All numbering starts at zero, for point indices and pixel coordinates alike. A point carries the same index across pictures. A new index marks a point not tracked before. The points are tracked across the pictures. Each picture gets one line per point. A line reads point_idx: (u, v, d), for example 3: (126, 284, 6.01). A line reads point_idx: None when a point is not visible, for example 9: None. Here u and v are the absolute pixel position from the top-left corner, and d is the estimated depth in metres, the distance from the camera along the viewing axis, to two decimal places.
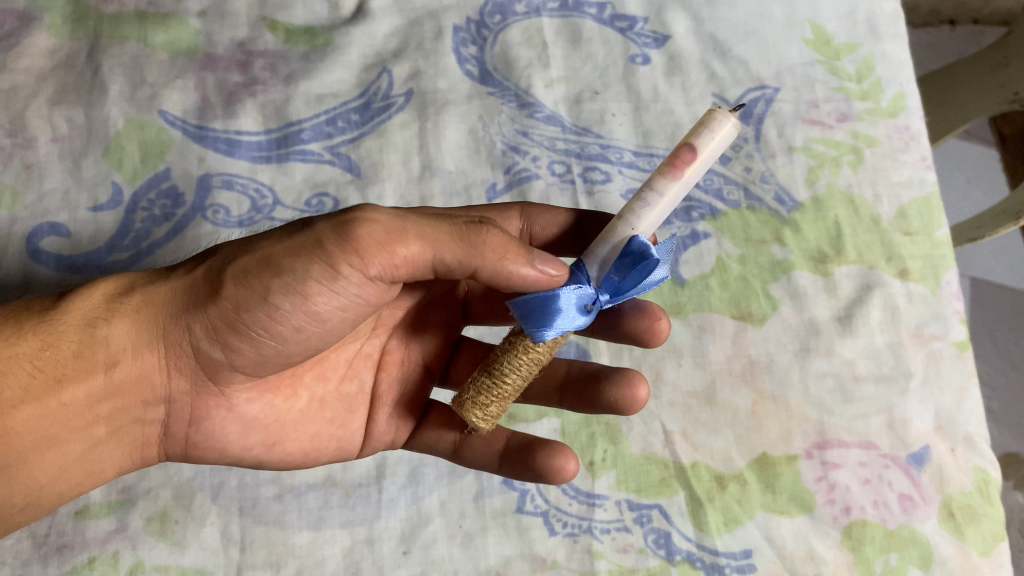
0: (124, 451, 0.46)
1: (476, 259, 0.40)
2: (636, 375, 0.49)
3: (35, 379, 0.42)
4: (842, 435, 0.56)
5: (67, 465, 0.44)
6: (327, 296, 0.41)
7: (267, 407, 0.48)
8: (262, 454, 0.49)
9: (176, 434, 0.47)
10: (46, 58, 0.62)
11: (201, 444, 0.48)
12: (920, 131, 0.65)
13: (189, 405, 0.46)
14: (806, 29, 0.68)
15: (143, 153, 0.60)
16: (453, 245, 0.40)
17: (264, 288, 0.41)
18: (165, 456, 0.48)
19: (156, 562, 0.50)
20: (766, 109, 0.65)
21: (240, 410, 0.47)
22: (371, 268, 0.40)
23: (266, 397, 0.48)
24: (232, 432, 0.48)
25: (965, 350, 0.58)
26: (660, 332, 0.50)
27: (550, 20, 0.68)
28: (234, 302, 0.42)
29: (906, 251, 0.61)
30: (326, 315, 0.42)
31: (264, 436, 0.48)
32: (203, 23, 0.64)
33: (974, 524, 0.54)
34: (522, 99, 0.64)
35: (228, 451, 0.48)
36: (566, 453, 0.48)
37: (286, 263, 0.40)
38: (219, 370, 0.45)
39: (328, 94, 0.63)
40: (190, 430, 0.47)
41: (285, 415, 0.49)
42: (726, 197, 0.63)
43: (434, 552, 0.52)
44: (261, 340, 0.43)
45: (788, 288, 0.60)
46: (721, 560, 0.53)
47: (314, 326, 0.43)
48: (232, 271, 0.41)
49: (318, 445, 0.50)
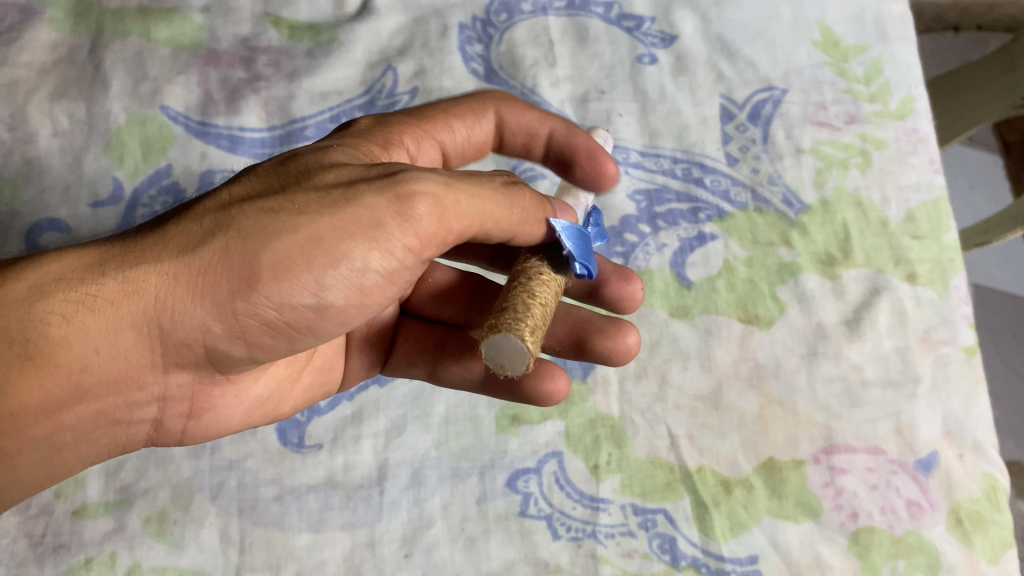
0: (99, 445, 0.41)
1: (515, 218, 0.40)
2: (626, 324, 0.50)
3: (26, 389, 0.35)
4: (849, 440, 0.55)
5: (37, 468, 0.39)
6: (378, 277, 0.37)
7: (273, 379, 0.47)
8: (261, 420, 0.48)
9: (172, 429, 0.44)
10: (48, 52, 0.61)
11: (199, 433, 0.46)
12: (929, 134, 0.64)
13: (188, 398, 0.43)
14: (814, 31, 0.68)
15: (144, 149, 0.59)
16: (502, 210, 0.39)
17: (311, 281, 0.36)
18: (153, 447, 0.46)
19: (153, 563, 0.50)
20: (773, 110, 0.65)
21: (246, 393, 0.46)
22: (424, 250, 0.38)
23: (269, 372, 0.47)
24: (235, 413, 0.46)
25: (974, 355, 0.58)
26: (635, 296, 0.52)
27: (556, 18, 0.67)
28: (276, 299, 0.36)
29: (915, 255, 0.60)
30: (371, 279, 0.37)
31: (263, 414, 0.48)
32: (206, 19, 0.64)
33: (982, 531, 0.53)
34: (527, 97, 0.64)
35: (224, 431, 0.47)
36: (554, 374, 0.49)
37: (336, 252, 0.36)
38: (233, 364, 0.40)
39: (331, 91, 0.62)
40: (188, 421, 0.44)
41: (283, 385, 0.48)
42: (733, 198, 0.62)
43: (435, 555, 0.51)
44: (296, 333, 0.39)
45: (795, 290, 0.59)
46: (727, 566, 0.52)
47: (355, 309, 0.39)
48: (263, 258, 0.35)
49: (313, 395, 0.51)
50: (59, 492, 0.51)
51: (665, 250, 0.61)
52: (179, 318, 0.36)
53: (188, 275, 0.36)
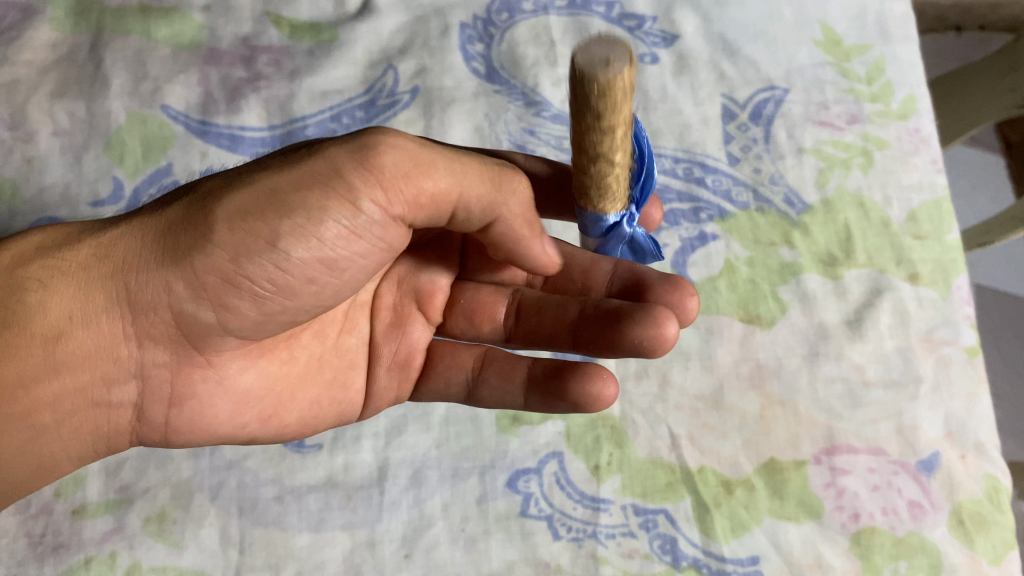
0: (83, 433, 0.42)
1: (503, 200, 0.42)
2: (662, 310, 0.44)
3: (12, 360, 0.38)
4: (850, 440, 0.55)
5: (16, 457, 0.39)
6: (342, 230, 0.39)
7: (263, 374, 0.46)
8: (258, 428, 0.47)
9: (154, 419, 0.44)
10: (48, 51, 0.61)
11: (183, 426, 0.45)
12: (931, 134, 0.64)
13: (168, 381, 0.43)
14: (815, 30, 0.67)
15: (145, 148, 0.59)
16: (477, 179, 0.40)
17: (269, 233, 0.38)
18: (136, 443, 0.45)
19: (153, 563, 0.49)
20: (775, 110, 0.65)
21: (231, 381, 0.45)
22: (395, 206, 0.39)
23: (258, 364, 0.46)
24: (222, 410, 0.45)
25: (976, 356, 0.57)
26: (691, 310, 0.47)
27: (557, 18, 0.66)
28: (232, 251, 0.38)
29: (917, 255, 0.60)
30: (337, 244, 0.39)
31: (257, 411, 0.46)
32: (207, 18, 0.64)
33: (983, 532, 0.53)
34: (528, 97, 0.64)
35: (220, 432, 0.46)
36: (603, 377, 0.46)
37: (294, 200, 0.37)
38: (208, 335, 0.42)
39: (332, 91, 0.62)
40: (170, 412, 0.44)
41: (279, 385, 0.47)
42: (735, 198, 0.62)
43: (436, 555, 0.51)
44: (262, 292, 0.40)
45: (796, 290, 0.59)
46: (728, 567, 0.52)
47: (321, 265, 0.40)
48: (223, 214, 0.38)
49: (317, 414, 0.49)
50: (59, 491, 0.51)
51: (666, 249, 0.60)
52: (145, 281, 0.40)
53: (155, 244, 0.40)
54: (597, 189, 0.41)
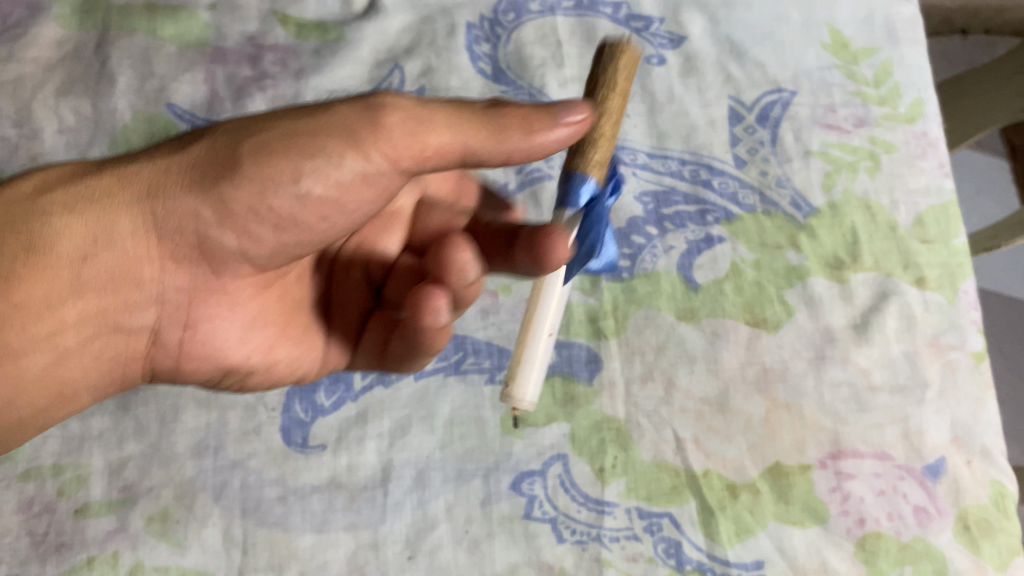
0: (102, 360, 0.42)
1: (504, 144, 0.37)
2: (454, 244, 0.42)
3: (33, 281, 0.37)
4: (856, 445, 0.55)
5: (31, 385, 0.38)
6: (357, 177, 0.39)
7: (266, 303, 0.48)
8: (258, 360, 0.49)
9: (169, 342, 0.45)
10: (54, 48, 0.61)
11: (195, 353, 0.46)
12: (938, 137, 0.64)
13: (184, 306, 0.44)
14: (823, 33, 0.67)
15: (151, 146, 0.59)
16: (479, 133, 0.37)
17: (293, 172, 0.38)
18: (148, 370, 0.45)
19: (156, 563, 0.49)
20: (782, 112, 0.65)
21: (240, 310, 0.47)
22: (402, 161, 0.38)
23: (265, 292, 0.47)
24: (232, 337, 0.47)
25: (983, 361, 0.57)
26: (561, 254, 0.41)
27: (565, 18, 0.66)
28: (259, 186, 0.39)
29: (923, 259, 0.60)
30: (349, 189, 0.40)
31: (261, 339, 0.49)
32: (213, 17, 0.63)
33: (990, 539, 0.53)
34: (535, 98, 0.63)
35: (227, 359, 0.48)
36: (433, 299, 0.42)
37: (316, 144, 0.38)
38: (225, 259, 0.43)
39: (339, 90, 0.62)
40: (185, 334, 0.45)
41: (279, 313, 0.49)
42: (741, 201, 0.61)
43: (439, 558, 0.51)
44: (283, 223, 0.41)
45: (802, 294, 0.59)
46: (733, 571, 0.52)
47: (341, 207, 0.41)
48: (251, 146, 0.38)
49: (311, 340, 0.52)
50: (62, 490, 0.50)
51: (672, 252, 0.60)
52: (173, 204, 0.39)
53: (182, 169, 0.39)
54: (584, 144, 0.41)
